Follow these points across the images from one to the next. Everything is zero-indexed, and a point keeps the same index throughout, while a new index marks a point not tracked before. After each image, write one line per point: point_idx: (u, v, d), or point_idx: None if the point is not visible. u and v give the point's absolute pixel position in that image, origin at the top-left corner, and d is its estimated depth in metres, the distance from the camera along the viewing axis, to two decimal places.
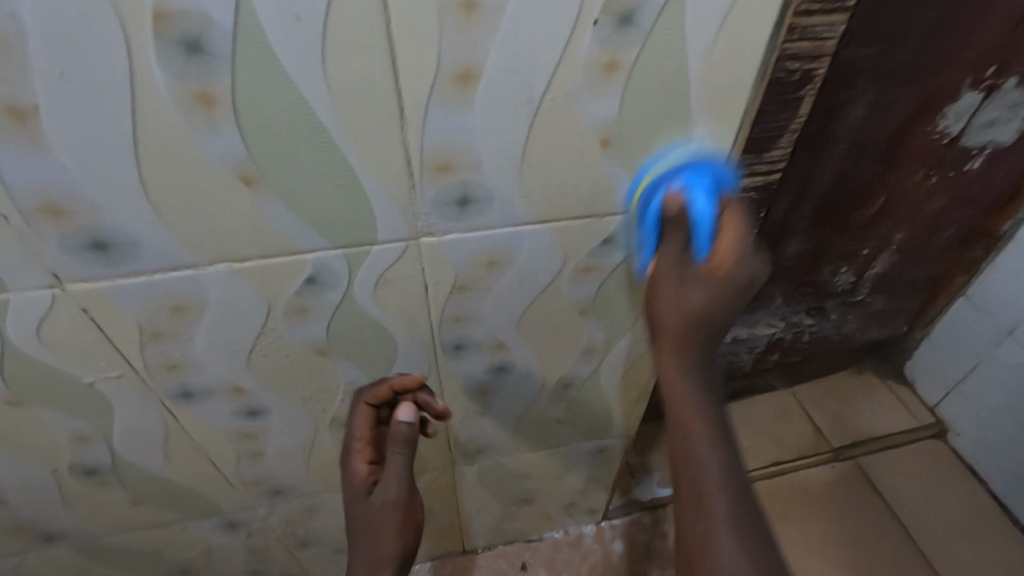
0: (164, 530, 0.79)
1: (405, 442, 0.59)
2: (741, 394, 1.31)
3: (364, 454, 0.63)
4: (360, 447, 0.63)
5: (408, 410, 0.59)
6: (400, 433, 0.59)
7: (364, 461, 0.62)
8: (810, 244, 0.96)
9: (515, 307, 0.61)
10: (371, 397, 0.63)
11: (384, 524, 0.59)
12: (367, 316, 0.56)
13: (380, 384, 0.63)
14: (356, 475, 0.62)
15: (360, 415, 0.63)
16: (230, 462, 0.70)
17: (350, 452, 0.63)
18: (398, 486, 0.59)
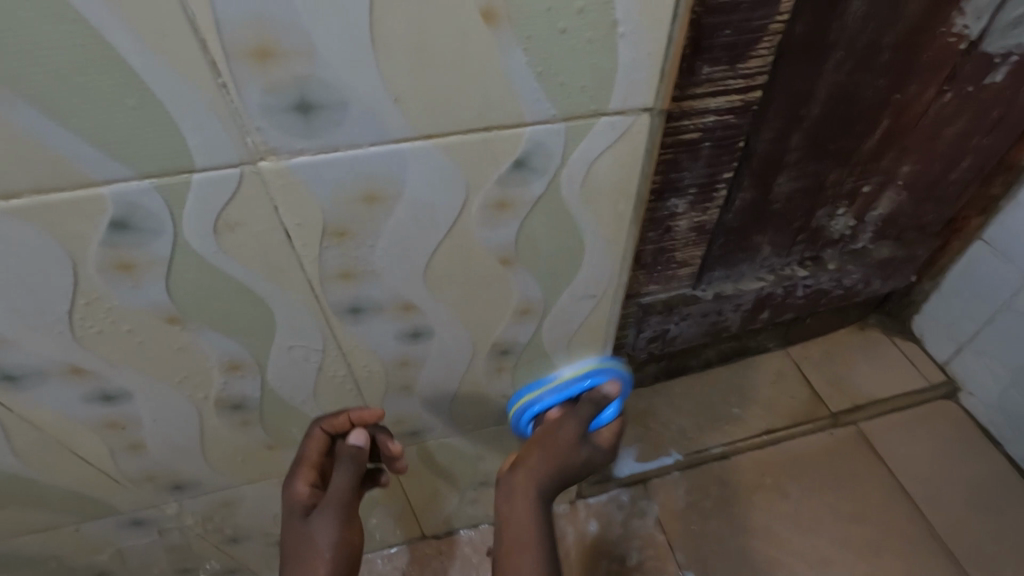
0: (54, 533, 0.69)
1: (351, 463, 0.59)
2: (732, 358, 1.19)
3: (307, 475, 0.60)
4: (307, 469, 0.60)
5: (362, 433, 0.59)
6: (348, 455, 0.59)
7: (305, 484, 0.60)
8: (803, 182, 0.82)
9: (417, 258, 0.48)
10: (329, 426, 0.60)
11: (321, 548, 0.56)
12: (218, 271, 0.44)
13: (339, 413, 0.61)
14: (295, 496, 0.59)
15: (312, 442, 0.60)
16: (102, 456, 0.59)
17: (294, 472, 0.60)
18: (337, 510, 0.57)
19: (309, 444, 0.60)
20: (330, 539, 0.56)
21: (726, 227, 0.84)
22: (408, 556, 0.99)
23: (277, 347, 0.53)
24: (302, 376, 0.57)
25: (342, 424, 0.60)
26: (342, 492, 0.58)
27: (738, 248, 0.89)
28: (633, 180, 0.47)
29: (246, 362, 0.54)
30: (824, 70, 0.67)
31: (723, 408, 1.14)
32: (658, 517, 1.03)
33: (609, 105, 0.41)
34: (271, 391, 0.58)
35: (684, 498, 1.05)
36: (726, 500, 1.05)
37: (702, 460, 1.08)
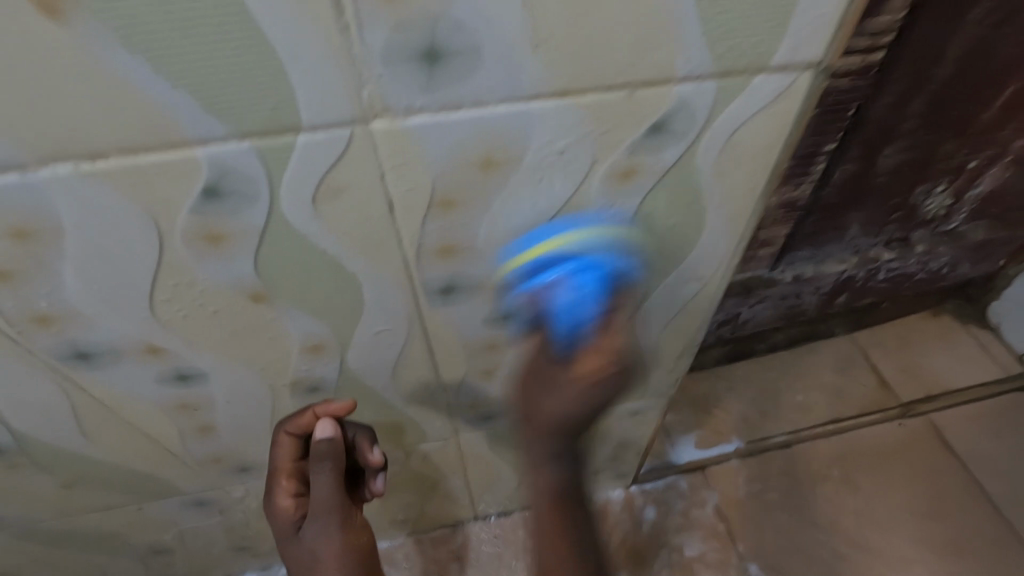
0: (116, 511, 0.67)
1: (327, 461, 0.53)
2: (797, 342, 1.13)
3: (289, 486, 0.56)
4: (285, 480, 0.56)
5: (326, 427, 0.52)
6: (320, 454, 0.53)
7: (289, 496, 0.56)
8: (907, 156, 0.75)
9: (524, 234, 0.43)
10: (294, 427, 0.55)
11: (323, 559, 0.53)
12: (312, 246, 0.40)
13: (304, 412, 0.54)
14: (281, 512, 0.55)
15: (281, 449, 0.55)
16: (170, 438, 0.56)
17: (273, 485, 0.56)
18: (322, 519, 0.53)
19: (276, 452, 0.55)
20: (328, 548, 0.53)
21: (817, 205, 0.78)
22: (460, 540, 0.96)
23: (360, 329, 0.49)
24: (382, 359, 0.53)
25: (308, 423, 0.54)
26: (320, 497, 0.53)
27: (825, 227, 0.83)
28: (775, 147, 0.41)
29: (327, 343, 0.49)
30: (955, 30, 0.59)
31: (787, 395, 1.09)
32: (719, 506, 0.99)
33: (771, 59, 0.35)
34: (348, 374, 0.54)
35: (746, 487, 1.01)
36: (790, 490, 1.00)
37: (765, 448, 1.04)
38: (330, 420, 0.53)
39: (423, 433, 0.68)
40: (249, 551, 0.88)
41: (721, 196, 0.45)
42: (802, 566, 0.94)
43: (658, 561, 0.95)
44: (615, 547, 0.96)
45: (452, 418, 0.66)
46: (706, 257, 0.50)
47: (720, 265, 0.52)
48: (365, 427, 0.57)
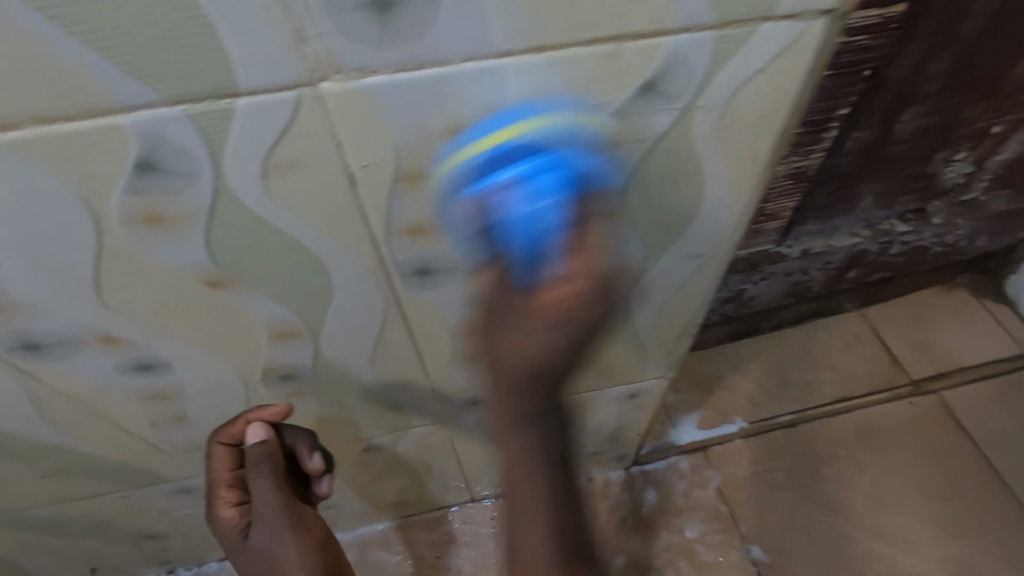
0: (98, 501, 0.65)
1: (264, 464, 0.52)
2: (805, 319, 1.10)
3: (229, 497, 0.56)
4: (225, 492, 0.55)
5: (257, 434, 0.52)
6: (255, 458, 0.52)
7: (231, 506, 0.56)
8: (926, 121, 0.70)
9: None
10: (228, 436, 0.53)
11: (280, 562, 0.54)
12: (269, 225, 0.36)
13: (235, 420, 0.53)
14: (226, 523, 0.55)
15: (218, 460, 0.54)
16: (143, 428, 0.54)
17: (213, 497, 0.56)
18: (266, 523, 0.53)
19: (213, 467, 0.55)
20: (286, 554, 0.54)
21: (827, 175, 0.73)
22: (457, 522, 0.95)
23: (333, 314, 0.46)
24: (359, 346, 0.50)
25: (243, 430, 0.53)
26: (262, 498, 0.53)
27: (836, 199, 0.79)
28: (783, 109, 0.37)
29: (298, 329, 0.46)
30: None
31: (793, 373, 1.06)
32: (721, 487, 0.97)
33: (780, 5, 0.31)
34: (326, 361, 0.51)
35: (749, 468, 0.98)
36: (795, 471, 0.98)
37: (769, 428, 1.01)
38: (262, 429, 0.52)
39: (411, 419, 0.65)
40: None
41: (722, 165, 0.41)
42: (807, 548, 0.92)
43: (659, 543, 0.93)
44: (614, 529, 0.94)
45: (440, 404, 0.63)
46: (707, 233, 0.47)
47: (722, 242, 0.48)
48: (306, 433, 0.55)
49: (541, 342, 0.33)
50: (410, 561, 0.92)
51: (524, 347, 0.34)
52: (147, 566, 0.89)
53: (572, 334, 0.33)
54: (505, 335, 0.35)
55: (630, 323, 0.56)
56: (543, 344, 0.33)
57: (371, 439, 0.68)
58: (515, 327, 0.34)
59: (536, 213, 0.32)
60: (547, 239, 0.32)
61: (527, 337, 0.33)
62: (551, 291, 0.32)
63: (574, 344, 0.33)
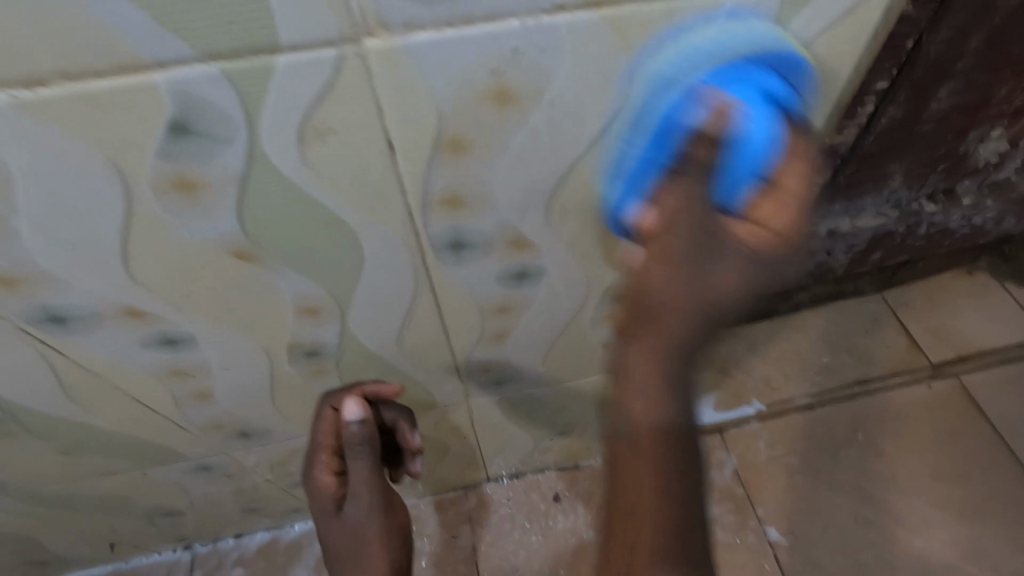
0: (118, 477, 0.65)
1: (360, 443, 0.51)
2: (823, 302, 1.08)
3: (330, 463, 0.54)
4: (326, 456, 0.54)
5: (357, 408, 0.51)
6: (355, 433, 0.50)
7: (329, 473, 0.54)
8: (964, 98, 0.68)
9: (544, 181, 0.38)
10: (338, 401, 0.53)
11: (367, 541, 0.53)
12: (301, 195, 0.35)
13: (351, 389, 0.53)
14: (322, 488, 0.53)
15: (324, 421, 0.53)
16: (166, 405, 0.53)
17: (313, 461, 0.54)
18: (369, 498, 0.53)
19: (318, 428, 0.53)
20: (372, 531, 0.53)
21: (860, 154, 0.72)
22: (473, 501, 0.95)
23: (362, 290, 0.44)
24: (386, 323, 0.49)
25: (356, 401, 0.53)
26: (363, 479, 0.52)
27: (866, 178, 0.77)
28: (838, 77, 0.36)
29: (326, 305, 0.45)
30: None
31: (811, 356, 1.05)
32: (737, 470, 0.96)
33: None
34: (352, 339, 0.50)
35: (766, 450, 0.98)
36: (812, 454, 0.97)
37: (786, 411, 1.00)
38: (360, 402, 0.51)
39: (433, 398, 0.64)
40: (259, 513, 0.87)
41: None
42: (823, 530, 0.92)
43: None
44: None
45: (464, 383, 0.62)
46: None
47: None
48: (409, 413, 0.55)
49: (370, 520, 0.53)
50: (426, 539, 0.93)
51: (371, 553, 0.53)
52: (164, 541, 0.90)
53: (383, 516, 0.53)
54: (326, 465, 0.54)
55: None
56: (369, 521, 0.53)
57: None
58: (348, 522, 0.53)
59: (743, 135, 0.29)
60: (755, 173, 0.29)
61: (365, 522, 0.53)
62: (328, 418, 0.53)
63: (388, 533, 0.54)
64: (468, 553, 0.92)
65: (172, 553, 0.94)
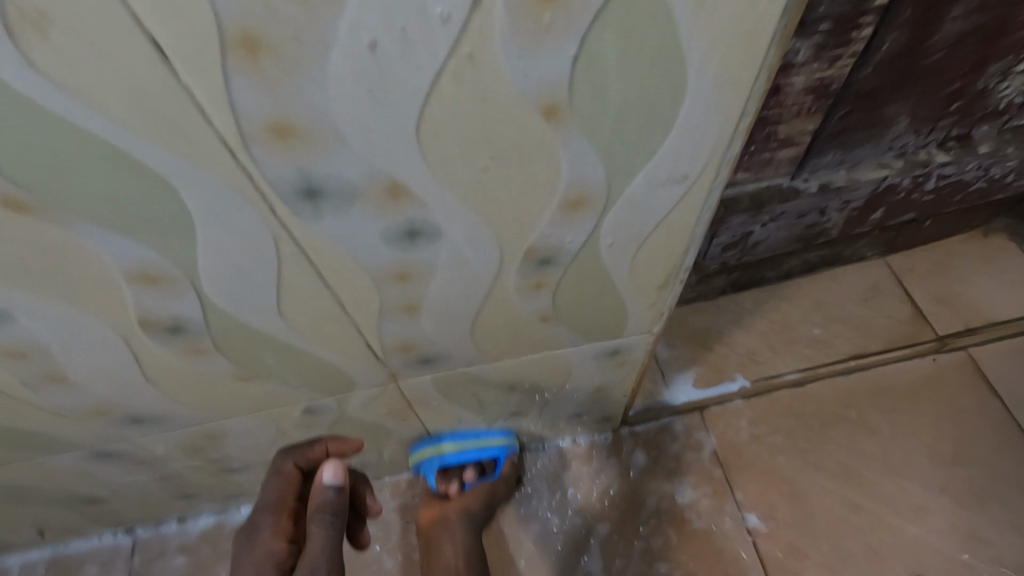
0: (7, 464, 0.58)
1: (331, 514, 0.51)
2: (819, 267, 0.98)
3: (282, 525, 0.59)
4: (281, 515, 0.60)
5: (334, 472, 0.52)
6: (324, 499, 0.51)
7: (279, 537, 0.58)
8: (984, 19, 0.57)
9: (402, 103, 0.29)
10: (301, 459, 0.63)
11: None
12: (59, 118, 0.26)
13: (314, 445, 0.64)
14: (268, 546, 0.58)
15: (284, 477, 0.62)
16: (18, 390, 0.46)
17: (267, 522, 0.60)
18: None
19: (280, 483, 0.61)
20: None
21: (856, 91, 0.61)
22: (429, 485, 0.88)
23: (207, 254, 0.36)
24: (256, 294, 0.40)
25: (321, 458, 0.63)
26: (316, 550, 0.49)
27: (865, 122, 0.66)
28: None
29: (165, 272, 0.36)
30: None
31: (803, 327, 0.95)
32: (716, 450, 0.88)
33: None
34: (219, 313, 0.42)
35: (749, 430, 0.89)
36: (799, 433, 0.88)
37: (773, 387, 0.92)
38: (339, 466, 0.52)
39: (352, 380, 0.56)
40: (196, 498, 0.81)
41: (707, 39, 0.29)
42: (807, 515, 0.83)
43: (645, 510, 0.85)
44: (599, 494, 0.86)
45: (381, 363, 0.54)
46: (692, 147, 0.35)
47: (713, 160, 0.37)
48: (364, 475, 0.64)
49: None
50: (379, 525, 0.86)
51: None
52: (100, 527, 0.84)
53: None
54: (276, 527, 0.59)
55: (600, 267, 0.46)
56: None
57: (309, 403, 0.59)
58: None
59: None
60: None
61: None
62: (285, 473, 0.63)
63: None
64: None
65: (114, 537, 0.89)
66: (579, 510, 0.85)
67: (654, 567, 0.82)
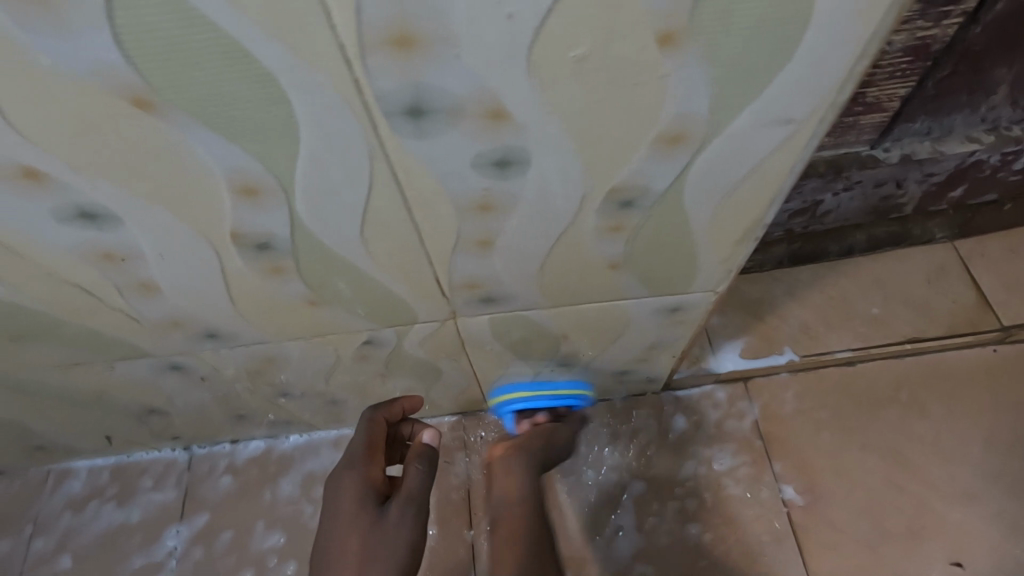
0: (87, 368, 0.62)
1: (427, 459, 0.56)
2: (880, 245, 0.96)
3: (375, 464, 0.58)
4: (374, 457, 0.58)
5: (434, 436, 0.58)
6: (422, 449, 0.56)
7: (377, 470, 0.57)
8: None
9: (521, 16, 0.28)
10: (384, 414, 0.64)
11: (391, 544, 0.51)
12: (192, 15, 0.26)
13: (392, 405, 0.65)
14: (368, 476, 0.56)
15: (376, 425, 0.61)
16: (111, 294, 0.48)
17: (358, 458, 0.58)
18: (414, 509, 0.53)
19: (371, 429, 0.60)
20: (401, 535, 0.52)
21: (958, 53, 0.58)
22: (469, 430, 0.91)
23: (305, 168, 0.36)
24: (343, 216, 0.41)
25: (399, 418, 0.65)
26: (414, 486, 0.54)
27: (962, 89, 0.63)
28: None
29: (264, 184, 0.37)
30: None
31: (859, 306, 0.93)
32: (758, 421, 0.88)
33: None
34: (306, 233, 0.43)
35: (792, 403, 0.89)
36: (845, 412, 0.87)
37: (821, 363, 0.90)
38: (436, 433, 0.59)
39: (415, 314, 0.57)
40: (250, 421, 0.85)
41: None
42: (846, 492, 0.83)
43: (682, 471, 0.86)
44: (635, 453, 0.87)
45: (448, 298, 0.55)
46: (803, 86, 0.34)
47: (821, 102, 0.35)
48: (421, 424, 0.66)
49: (395, 533, 0.52)
50: None
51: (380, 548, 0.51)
52: (161, 440, 0.90)
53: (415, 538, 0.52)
54: (366, 464, 0.57)
55: (678, 214, 0.45)
56: (396, 533, 0.52)
57: (372, 334, 0.61)
58: (382, 520, 0.52)
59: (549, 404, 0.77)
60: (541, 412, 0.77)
61: (386, 523, 0.52)
62: (376, 417, 0.62)
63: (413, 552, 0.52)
64: (461, 480, 0.88)
65: (172, 452, 0.94)
66: (615, 468, 0.87)
67: (686, 528, 0.83)
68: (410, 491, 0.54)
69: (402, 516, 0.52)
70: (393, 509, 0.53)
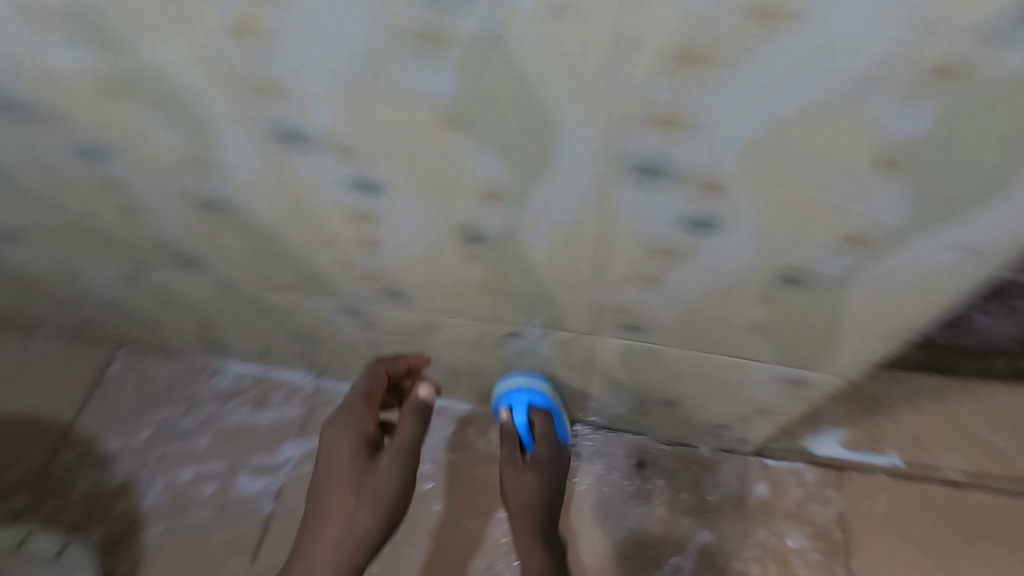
0: (285, 294, 0.76)
1: (422, 410, 0.63)
2: (1016, 375, 0.93)
3: (369, 418, 0.65)
4: (364, 409, 0.65)
5: (429, 390, 0.64)
6: (418, 404, 0.63)
7: (370, 421, 0.64)
8: None
9: (781, 105, 0.36)
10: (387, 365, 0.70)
11: (377, 490, 0.59)
12: (529, 73, 0.38)
13: (398, 361, 0.71)
14: (359, 427, 0.63)
15: (377, 374, 0.68)
16: (343, 243, 0.60)
17: (353, 412, 0.65)
18: (405, 458, 0.61)
19: (372, 380, 0.67)
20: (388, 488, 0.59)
21: None
22: None
23: (542, 191, 0.46)
24: (549, 231, 0.50)
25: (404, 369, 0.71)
26: (406, 437, 0.61)
27: None
28: None
29: (504, 194, 0.47)
30: None
31: (979, 430, 0.90)
32: (843, 513, 0.88)
33: None
34: (514, 237, 0.52)
35: (883, 507, 0.87)
36: (937, 530, 0.85)
37: (923, 476, 0.88)
38: (430, 388, 0.65)
39: (562, 323, 0.65)
40: None
41: None
42: None
43: (752, 538, 0.87)
44: (711, 505, 0.89)
45: (597, 317, 0.62)
46: (984, 217, 0.40)
47: (999, 234, 0.41)
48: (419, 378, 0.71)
49: (388, 482, 0.59)
50: None
51: (378, 495, 0.59)
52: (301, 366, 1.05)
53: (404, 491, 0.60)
54: (352, 416, 0.64)
55: (836, 302, 0.50)
56: (390, 481, 0.60)
57: (516, 330, 0.70)
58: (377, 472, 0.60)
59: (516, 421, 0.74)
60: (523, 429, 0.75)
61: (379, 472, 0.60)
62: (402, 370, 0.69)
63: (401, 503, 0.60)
64: None
65: None
66: (689, 513, 0.89)
67: None
68: (396, 443, 0.61)
69: (392, 467, 0.60)
70: (387, 460, 0.60)
